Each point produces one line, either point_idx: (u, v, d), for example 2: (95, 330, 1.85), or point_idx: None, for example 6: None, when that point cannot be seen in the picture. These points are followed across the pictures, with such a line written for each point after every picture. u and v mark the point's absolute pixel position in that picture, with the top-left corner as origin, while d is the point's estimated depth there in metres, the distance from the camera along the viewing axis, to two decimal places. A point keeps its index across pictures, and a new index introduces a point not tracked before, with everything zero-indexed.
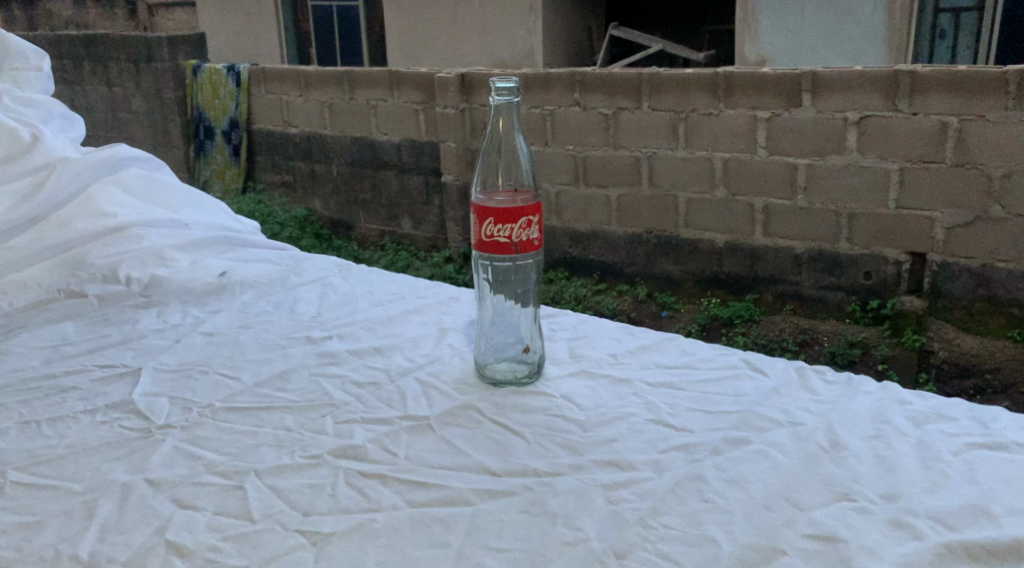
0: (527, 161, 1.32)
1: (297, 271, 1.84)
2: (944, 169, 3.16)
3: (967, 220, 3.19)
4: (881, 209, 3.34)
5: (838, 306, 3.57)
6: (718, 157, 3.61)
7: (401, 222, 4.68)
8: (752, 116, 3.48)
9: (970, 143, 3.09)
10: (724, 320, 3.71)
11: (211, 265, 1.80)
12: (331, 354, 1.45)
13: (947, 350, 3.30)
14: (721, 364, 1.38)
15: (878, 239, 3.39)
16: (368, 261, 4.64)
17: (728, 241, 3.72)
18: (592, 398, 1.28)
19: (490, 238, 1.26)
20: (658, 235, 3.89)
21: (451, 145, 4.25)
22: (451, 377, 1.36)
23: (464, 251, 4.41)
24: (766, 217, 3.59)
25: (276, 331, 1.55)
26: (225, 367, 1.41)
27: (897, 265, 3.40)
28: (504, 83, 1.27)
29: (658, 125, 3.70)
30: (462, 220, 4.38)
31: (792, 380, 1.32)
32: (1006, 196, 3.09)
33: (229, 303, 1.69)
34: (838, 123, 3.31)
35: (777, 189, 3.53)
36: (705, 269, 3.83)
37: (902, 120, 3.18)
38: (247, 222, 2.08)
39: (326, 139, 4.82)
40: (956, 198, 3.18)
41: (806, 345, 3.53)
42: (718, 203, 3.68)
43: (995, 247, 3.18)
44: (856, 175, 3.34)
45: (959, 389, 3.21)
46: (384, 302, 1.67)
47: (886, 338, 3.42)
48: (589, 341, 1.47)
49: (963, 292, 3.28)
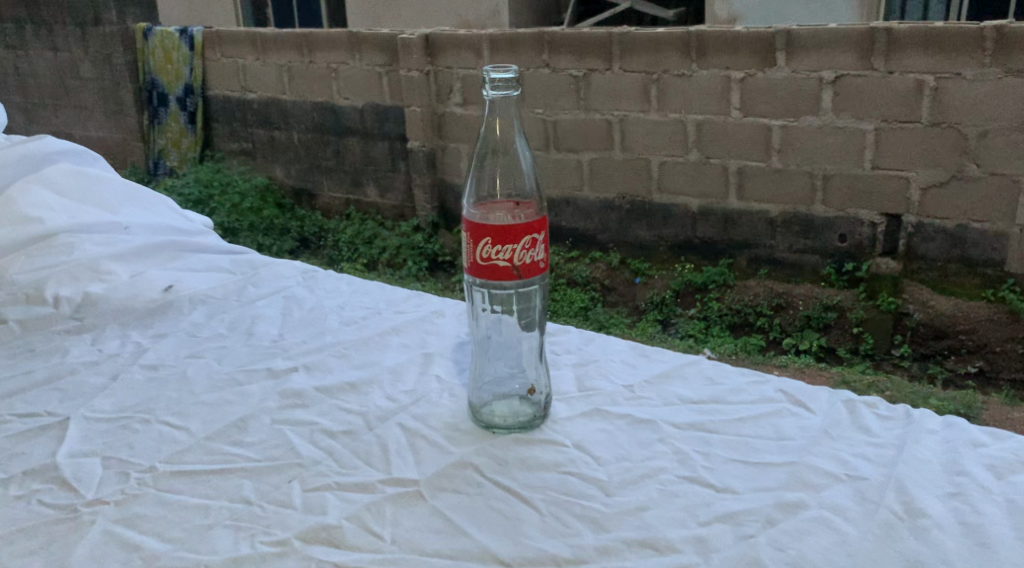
0: (529, 166, 1.10)
1: (256, 281, 1.61)
2: (920, 129, 2.96)
3: (943, 180, 2.99)
4: (857, 170, 3.12)
5: (813, 269, 3.35)
6: (690, 119, 3.38)
7: (366, 190, 4.39)
8: (725, 77, 3.25)
9: (947, 103, 2.89)
10: (698, 285, 3.54)
11: (156, 277, 1.56)
12: (296, 392, 1.23)
13: (922, 313, 3.14)
14: (755, 397, 1.19)
15: (853, 200, 3.17)
16: (334, 232, 4.44)
17: (701, 206, 3.48)
18: (611, 446, 1.08)
19: (486, 262, 1.04)
20: (630, 201, 3.64)
21: (415, 109, 3.99)
22: (441, 421, 1.15)
23: (433, 220, 4.15)
24: (739, 180, 3.36)
25: (233, 361, 1.32)
26: (171, 413, 1.19)
27: (872, 227, 3.18)
28: (500, 73, 1.05)
29: (630, 88, 3.46)
30: (430, 187, 4.12)
31: (841, 417, 1.14)
32: (982, 153, 2.89)
33: (176, 325, 1.45)
34: (813, 83, 3.09)
35: (749, 151, 3.30)
36: (678, 235, 3.59)
37: (879, 80, 2.97)
38: (196, 218, 1.83)
39: (286, 105, 4.52)
40: (932, 157, 2.97)
41: (780, 310, 3.38)
42: (691, 167, 3.44)
43: (969, 207, 2.98)
44: (831, 137, 3.12)
45: (933, 350, 3.14)
46: (357, 320, 1.45)
47: (861, 301, 3.25)
48: (599, 369, 1.27)
49: (938, 252, 3.09)
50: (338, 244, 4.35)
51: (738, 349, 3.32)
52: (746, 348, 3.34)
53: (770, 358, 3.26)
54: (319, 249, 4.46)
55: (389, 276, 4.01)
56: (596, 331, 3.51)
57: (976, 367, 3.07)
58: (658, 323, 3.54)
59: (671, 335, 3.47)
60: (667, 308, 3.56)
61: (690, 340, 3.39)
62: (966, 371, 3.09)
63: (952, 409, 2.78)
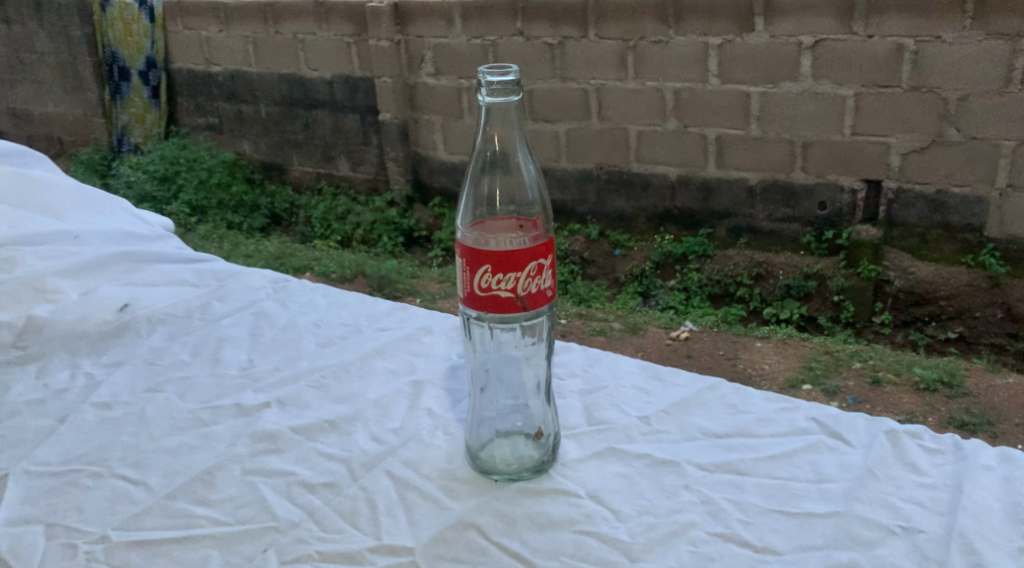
0: (532, 178, 0.97)
1: (222, 296, 1.46)
2: (899, 95, 2.69)
3: (921, 146, 2.73)
4: (836, 137, 2.84)
5: (793, 238, 3.05)
6: (667, 87, 3.03)
7: (338, 164, 3.98)
8: (703, 44, 2.91)
9: (926, 68, 2.63)
10: (677, 256, 3.19)
11: (108, 295, 1.40)
12: (269, 433, 1.08)
13: (902, 280, 2.90)
14: (787, 429, 1.06)
15: (833, 167, 2.88)
16: (306, 208, 4.05)
17: (680, 175, 3.15)
18: (630, 496, 0.96)
19: (486, 293, 0.91)
20: (608, 171, 3.27)
21: (386, 80, 3.60)
22: (436, 467, 1.01)
23: (408, 193, 3.78)
24: (718, 149, 3.03)
25: (197, 398, 1.18)
26: (126, 464, 1.04)
27: (852, 194, 2.89)
28: (499, 75, 0.91)
29: (606, 57, 3.09)
30: (404, 160, 3.74)
31: (883, 450, 1.02)
32: (962, 118, 2.64)
33: (132, 352, 1.30)
34: (791, 49, 2.79)
35: (726, 118, 2.98)
36: (657, 206, 3.24)
37: (858, 44, 2.69)
38: (155, 219, 1.66)
39: (253, 79, 4.10)
40: (910, 120, 2.71)
41: (761, 280, 3.08)
42: (670, 137, 3.10)
43: (949, 171, 2.73)
44: (811, 103, 2.83)
45: (913, 317, 2.92)
46: (336, 341, 1.31)
47: (842, 269, 2.97)
48: (610, 397, 1.13)
49: (917, 219, 2.83)
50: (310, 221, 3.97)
51: (719, 322, 2.95)
52: (727, 320, 2.98)
53: (752, 330, 2.88)
54: (291, 226, 4.09)
55: (364, 251, 3.66)
56: (575, 306, 3.15)
57: (956, 333, 2.86)
58: (638, 296, 3.19)
59: (652, 306, 3.14)
60: (646, 279, 3.22)
61: (671, 311, 3.05)
62: (945, 338, 2.87)
63: (935, 380, 2.46)
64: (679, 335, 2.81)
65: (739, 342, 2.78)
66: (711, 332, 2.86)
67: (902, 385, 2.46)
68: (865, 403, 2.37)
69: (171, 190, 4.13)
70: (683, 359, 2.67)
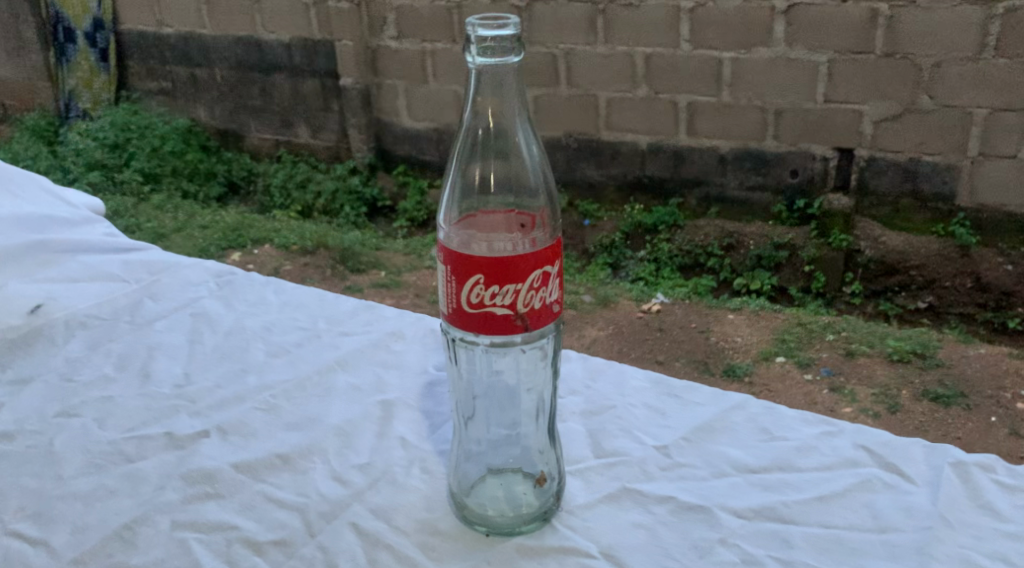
0: (536, 160, 0.80)
1: (156, 294, 1.24)
2: (874, 62, 2.41)
3: (895, 113, 2.46)
4: (807, 104, 2.54)
5: (764, 207, 2.74)
6: (639, 50, 2.66)
7: (297, 131, 3.60)
8: (674, 7, 2.56)
9: (900, 34, 2.36)
10: (647, 227, 2.84)
11: (17, 293, 1.17)
12: (205, 473, 0.89)
13: (873, 249, 2.60)
14: (833, 460, 0.89)
15: (806, 135, 2.58)
16: (264, 176, 3.70)
17: (650, 143, 2.78)
18: (654, 555, 0.79)
19: (478, 309, 0.73)
20: (577, 139, 2.87)
21: (347, 43, 3.24)
22: (413, 519, 0.83)
23: (370, 161, 3.43)
24: (690, 116, 2.68)
25: (119, 425, 0.97)
26: (26, 517, 0.85)
27: (824, 162, 2.60)
28: (493, 29, 0.72)
29: (573, 18, 2.70)
30: (366, 127, 3.38)
31: (955, 488, 0.85)
32: (936, 85, 2.37)
33: (44, 364, 1.08)
34: (763, 13, 2.47)
35: (696, 83, 2.64)
36: (628, 174, 2.86)
37: (832, 9, 2.39)
38: (80, 198, 1.42)
39: (207, 42, 3.64)
40: (883, 85, 2.43)
41: (732, 250, 2.75)
42: (640, 104, 2.73)
43: (921, 139, 2.46)
44: (784, 70, 2.52)
45: (884, 287, 2.61)
46: (288, 351, 1.11)
47: (813, 239, 2.65)
48: (619, 420, 0.95)
49: (890, 188, 2.56)
50: (269, 189, 3.63)
51: (692, 294, 2.63)
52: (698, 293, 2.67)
53: (724, 302, 2.57)
54: (250, 195, 3.75)
55: (323, 224, 3.32)
56: None
57: (926, 303, 2.58)
58: (607, 267, 2.83)
59: (621, 280, 2.79)
60: (616, 250, 2.86)
61: (640, 284, 2.72)
62: (915, 308, 2.59)
63: (909, 350, 2.22)
64: (650, 308, 2.52)
65: (710, 315, 2.47)
66: (682, 305, 2.55)
67: (876, 357, 2.21)
68: (839, 375, 2.14)
69: (123, 157, 3.71)
70: (654, 333, 2.38)
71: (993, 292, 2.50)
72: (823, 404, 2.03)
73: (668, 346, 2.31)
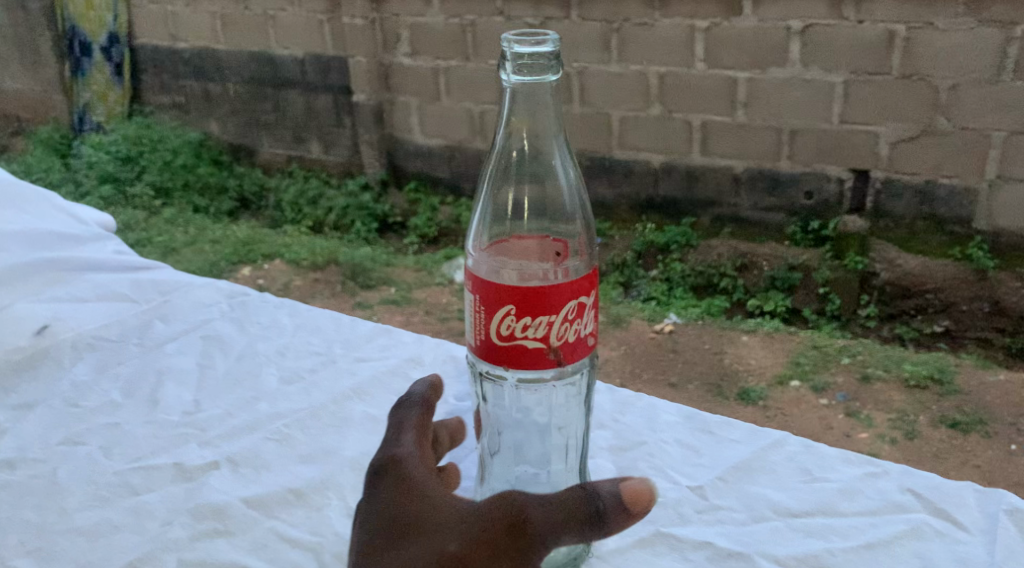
0: (573, 185, 0.81)
1: (165, 315, 1.20)
2: (889, 83, 2.34)
3: (911, 135, 2.38)
4: (822, 125, 2.46)
5: (778, 228, 2.65)
6: (652, 70, 2.61)
7: (309, 146, 3.56)
8: (689, 27, 2.51)
9: (919, 55, 2.28)
10: (660, 247, 2.76)
11: (24, 313, 1.13)
12: (215, 509, 0.86)
13: (888, 272, 2.52)
14: (878, 504, 0.84)
15: (822, 155, 2.50)
16: (276, 191, 3.64)
17: (664, 163, 2.72)
18: None
19: (508, 341, 0.70)
20: (590, 158, 2.81)
21: (359, 60, 3.21)
22: None
23: (382, 176, 3.39)
24: (704, 135, 2.62)
25: (126, 454, 0.94)
26: (24, 553, 0.82)
27: (839, 183, 2.52)
28: (529, 47, 0.74)
29: (587, 38, 2.66)
30: (378, 143, 3.35)
31: (1011, 538, 0.80)
32: (954, 107, 2.30)
33: (49, 388, 1.04)
34: (779, 34, 2.41)
35: (709, 103, 2.58)
36: (641, 193, 2.80)
37: (847, 30, 2.33)
38: (90, 215, 1.38)
39: (221, 56, 3.63)
40: (900, 108, 2.36)
41: (745, 271, 2.65)
42: (654, 124, 2.68)
43: (938, 161, 2.37)
44: (798, 90, 2.45)
45: (899, 309, 2.52)
46: (300, 376, 1.06)
47: (828, 261, 2.57)
48: (650, 459, 0.90)
49: (906, 211, 2.47)
50: (281, 204, 3.58)
51: (704, 314, 2.54)
52: (711, 312, 2.56)
53: (738, 323, 2.48)
54: (261, 210, 3.66)
55: (333, 239, 3.28)
56: None
57: (942, 327, 2.47)
58: (619, 286, 2.74)
59: (633, 299, 2.69)
60: (628, 269, 2.76)
61: (652, 304, 2.62)
62: (932, 332, 2.48)
63: (925, 376, 2.14)
64: (664, 329, 2.44)
65: (724, 336, 2.40)
66: (696, 326, 2.47)
67: (892, 382, 2.14)
68: (855, 401, 2.07)
69: (136, 170, 3.68)
70: (668, 354, 2.32)
71: (1012, 317, 2.39)
72: (838, 429, 1.97)
73: (681, 367, 2.25)
